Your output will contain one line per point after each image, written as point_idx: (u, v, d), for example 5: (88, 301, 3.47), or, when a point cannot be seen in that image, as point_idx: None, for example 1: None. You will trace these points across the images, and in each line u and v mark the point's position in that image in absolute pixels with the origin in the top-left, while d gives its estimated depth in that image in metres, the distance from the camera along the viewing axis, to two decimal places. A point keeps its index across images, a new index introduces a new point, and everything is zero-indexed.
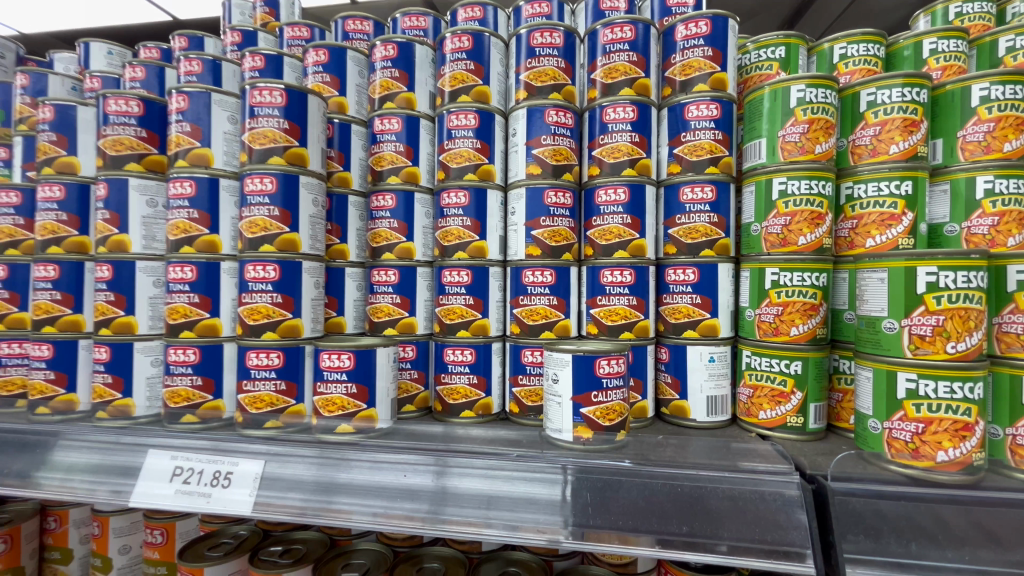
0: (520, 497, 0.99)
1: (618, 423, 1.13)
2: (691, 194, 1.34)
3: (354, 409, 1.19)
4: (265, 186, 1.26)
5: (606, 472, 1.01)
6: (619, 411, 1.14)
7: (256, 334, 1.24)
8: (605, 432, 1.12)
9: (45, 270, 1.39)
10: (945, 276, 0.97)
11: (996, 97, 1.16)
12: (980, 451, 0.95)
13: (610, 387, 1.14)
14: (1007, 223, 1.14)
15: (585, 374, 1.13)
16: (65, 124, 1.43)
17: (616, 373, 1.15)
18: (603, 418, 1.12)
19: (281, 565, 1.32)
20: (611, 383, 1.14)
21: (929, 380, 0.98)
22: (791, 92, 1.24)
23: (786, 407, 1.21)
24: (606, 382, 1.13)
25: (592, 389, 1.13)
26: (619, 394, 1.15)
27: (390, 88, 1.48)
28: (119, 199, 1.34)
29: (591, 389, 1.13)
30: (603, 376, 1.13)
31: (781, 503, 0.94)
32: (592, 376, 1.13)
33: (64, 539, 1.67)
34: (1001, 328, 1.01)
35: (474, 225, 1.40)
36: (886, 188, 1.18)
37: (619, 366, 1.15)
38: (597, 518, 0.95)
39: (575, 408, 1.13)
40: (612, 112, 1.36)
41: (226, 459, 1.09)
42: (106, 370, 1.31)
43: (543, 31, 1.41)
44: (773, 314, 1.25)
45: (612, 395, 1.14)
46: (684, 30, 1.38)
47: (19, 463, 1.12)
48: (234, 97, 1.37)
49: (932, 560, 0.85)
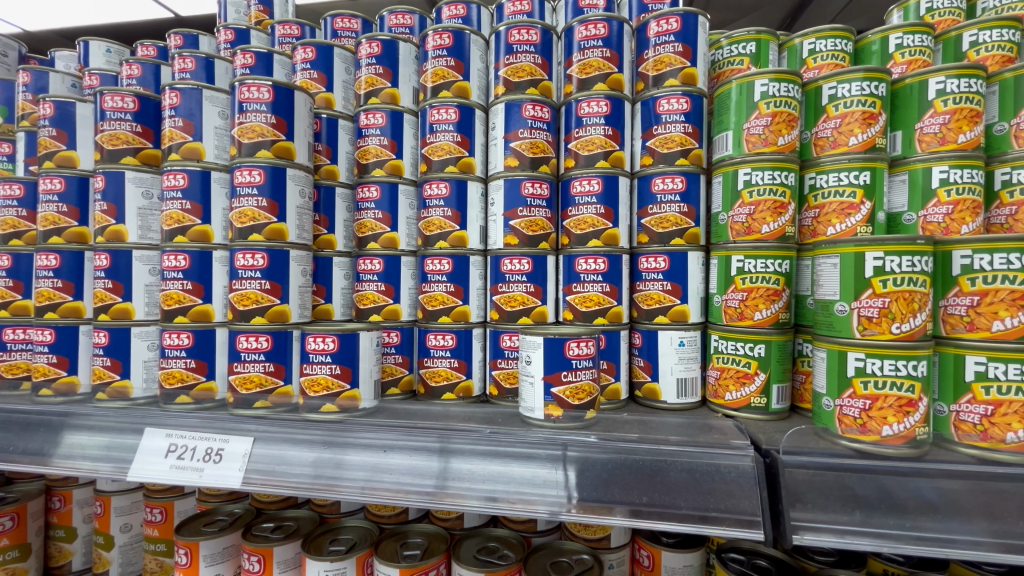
0: (492, 472, 1.05)
1: (587, 403, 1.19)
2: (662, 185, 1.40)
3: (338, 390, 1.25)
4: (254, 178, 1.33)
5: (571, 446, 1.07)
6: (589, 390, 1.20)
7: (247, 319, 1.31)
8: (573, 410, 1.18)
9: (47, 259, 1.46)
10: (891, 261, 1.03)
11: (951, 90, 1.21)
12: (924, 425, 1.01)
13: (580, 367, 1.19)
14: (961, 211, 1.19)
15: (556, 356, 1.18)
16: (65, 119, 1.49)
17: (586, 355, 1.21)
18: (573, 397, 1.18)
19: (272, 539, 1.40)
20: (580, 364, 1.20)
21: (876, 358, 1.04)
22: (756, 86, 1.29)
23: (750, 388, 1.27)
24: (575, 363, 1.19)
25: (562, 369, 1.19)
26: (589, 375, 1.21)
27: (374, 84, 1.54)
28: (116, 191, 1.41)
29: (561, 369, 1.19)
30: (573, 358, 1.19)
31: (736, 475, 0.99)
32: (562, 357, 1.18)
33: (68, 517, 1.76)
34: (947, 310, 1.06)
35: (455, 216, 1.46)
36: (846, 178, 1.24)
37: (588, 348, 1.21)
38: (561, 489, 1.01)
39: (546, 388, 1.19)
40: (587, 106, 1.41)
41: (218, 437, 1.16)
42: (105, 353, 1.38)
43: (521, 29, 1.46)
44: (739, 299, 1.30)
45: (581, 375, 1.20)
46: (656, 27, 1.43)
47: (24, 441, 1.19)
48: (224, 93, 1.43)
49: (874, 527, 0.89)
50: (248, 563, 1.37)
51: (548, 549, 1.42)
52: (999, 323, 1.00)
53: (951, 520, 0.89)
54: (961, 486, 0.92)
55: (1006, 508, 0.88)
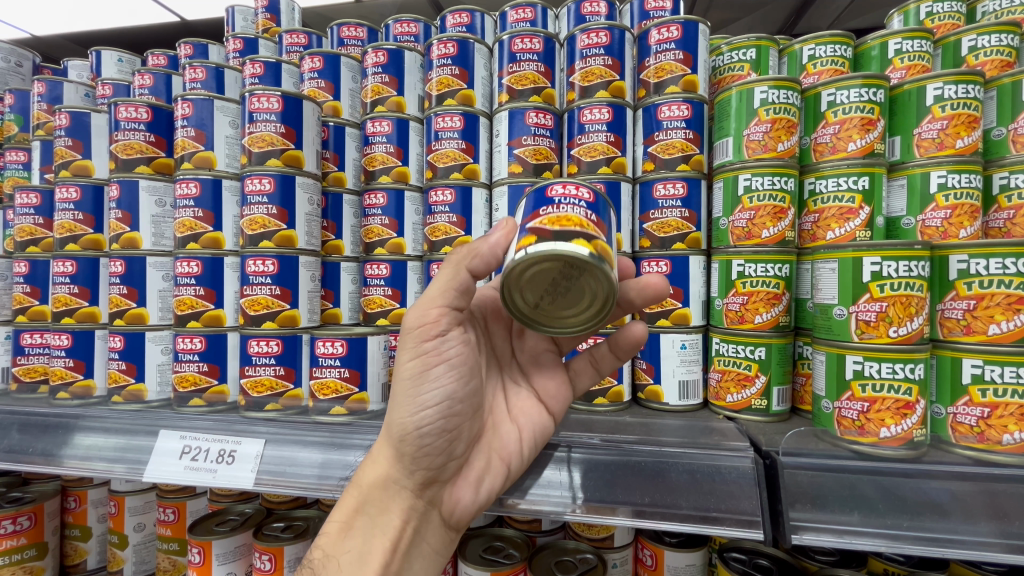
0: (503, 483, 1.10)
1: (572, 235, 0.84)
2: (664, 190, 1.41)
3: (347, 392, 1.29)
4: (264, 186, 1.36)
5: (545, 441, 1.15)
6: (577, 224, 0.86)
7: (257, 323, 1.34)
8: (558, 236, 0.83)
9: (63, 265, 1.50)
10: (888, 266, 1.05)
11: (949, 96, 1.23)
12: (921, 428, 1.03)
13: (565, 202, 0.88)
14: (959, 216, 1.20)
15: (536, 196, 0.91)
16: (80, 129, 1.54)
17: (575, 194, 0.90)
18: (553, 224, 0.85)
19: (283, 539, 1.43)
20: (565, 199, 0.89)
21: (873, 361, 1.05)
22: (755, 94, 1.32)
23: (751, 390, 1.29)
24: (558, 198, 0.89)
25: (541, 205, 0.89)
26: (580, 211, 0.88)
27: (380, 92, 1.57)
28: (130, 200, 1.45)
29: (539, 206, 0.89)
30: (555, 191, 0.90)
31: (736, 476, 1.01)
32: (541, 196, 0.90)
33: (83, 517, 1.81)
34: (944, 314, 1.08)
35: (459, 221, 1.48)
36: (845, 183, 1.25)
37: (578, 190, 0.91)
38: (529, 483, 1.11)
39: (523, 227, 0.88)
40: (589, 113, 1.44)
41: (230, 439, 1.19)
42: (120, 357, 1.42)
43: (524, 37, 1.49)
44: (739, 303, 1.32)
45: (568, 209, 0.87)
46: (657, 34, 1.45)
47: (41, 443, 1.23)
48: (235, 103, 1.47)
49: (871, 528, 0.90)
50: (259, 562, 1.41)
51: (551, 548, 1.45)
52: (995, 327, 1.02)
53: (948, 520, 0.90)
54: (958, 487, 0.94)
55: (1004, 508, 0.90)
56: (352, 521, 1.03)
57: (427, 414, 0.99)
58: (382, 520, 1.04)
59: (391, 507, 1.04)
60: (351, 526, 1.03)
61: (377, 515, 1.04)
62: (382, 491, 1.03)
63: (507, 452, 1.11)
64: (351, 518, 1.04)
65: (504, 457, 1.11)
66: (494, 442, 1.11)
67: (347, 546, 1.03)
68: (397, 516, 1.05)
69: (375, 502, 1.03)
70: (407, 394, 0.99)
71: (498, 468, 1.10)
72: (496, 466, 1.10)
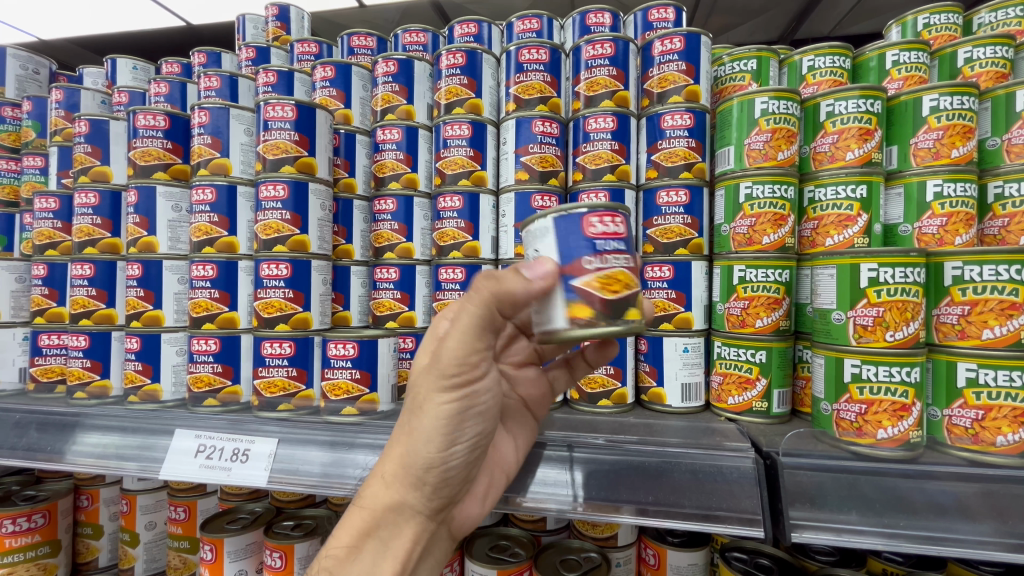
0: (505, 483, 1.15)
1: (624, 297, 0.89)
2: (667, 197, 1.45)
3: (358, 393, 1.32)
4: (278, 193, 1.40)
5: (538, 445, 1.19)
6: (624, 281, 0.89)
7: (271, 326, 1.38)
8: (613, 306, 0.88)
9: (81, 268, 1.54)
10: (885, 272, 1.09)
11: (944, 107, 1.27)
12: (917, 429, 1.06)
13: (608, 251, 0.89)
14: (955, 223, 1.24)
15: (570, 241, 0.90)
16: (99, 136, 1.59)
17: (614, 235, 0.91)
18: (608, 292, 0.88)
19: (294, 537, 1.46)
20: (609, 246, 0.90)
21: (871, 365, 1.09)
22: (756, 104, 1.35)
23: (752, 393, 1.32)
24: (601, 245, 0.89)
25: (585, 257, 0.88)
26: (624, 261, 0.91)
27: (390, 101, 1.62)
28: (148, 205, 1.49)
29: (582, 255, 0.89)
30: (597, 237, 0.90)
31: (737, 476, 1.04)
32: (580, 239, 0.89)
33: (95, 515, 1.84)
34: (939, 319, 1.11)
35: (468, 227, 1.51)
36: (844, 192, 1.29)
37: (611, 225, 0.91)
38: (528, 483, 1.14)
39: (564, 284, 0.88)
40: (594, 122, 1.47)
41: (244, 438, 1.22)
42: (137, 358, 1.45)
43: (531, 48, 1.53)
44: (740, 307, 1.36)
45: (613, 261, 0.89)
46: (660, 45, 1.50)
47: (59, 442, 1.26)
48: (250, 111, 1.52)
49: (868, 527, 0.93)
50: (270, 559, 1.44)
51: (556, 547, 1.49)
52: (989, 332, 1.05)
53: (945, 519, 0.93)
54: (953, 487, 0.97)
55: (1002, 508, 0.93)
56: (362, 544, 0.99)
57: (455, 449, 1.00)
58: (393, 545, 1.01)
59: (404, 532, 1.02)
60: (361, 549, 0.99)
61: (390, 538, 1.01)
62: (395, 515, 1.00)
63: (508, 465, 1.15)
64: (360, 542, 1.00)
65: (505, 469, 1.15)
66: (496, 459, 1.14)
67: (355, 571, 0.98)
68: (409, 540, 1.02)
69: (387, 526, 1.00)
70: (436, 431, 0.97)
71: (500, 481, 1.14)
72: (498, 480, 1.14)
